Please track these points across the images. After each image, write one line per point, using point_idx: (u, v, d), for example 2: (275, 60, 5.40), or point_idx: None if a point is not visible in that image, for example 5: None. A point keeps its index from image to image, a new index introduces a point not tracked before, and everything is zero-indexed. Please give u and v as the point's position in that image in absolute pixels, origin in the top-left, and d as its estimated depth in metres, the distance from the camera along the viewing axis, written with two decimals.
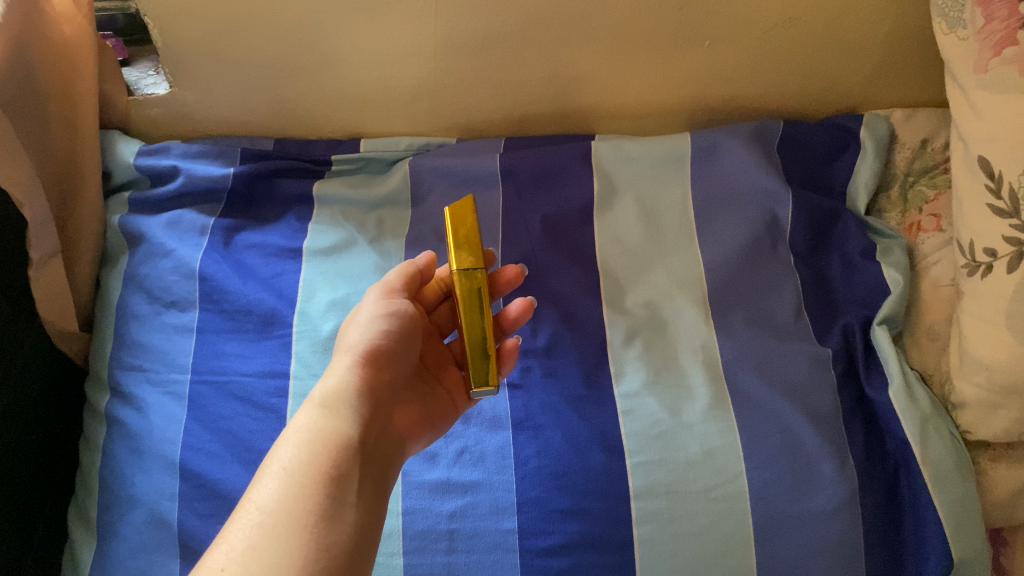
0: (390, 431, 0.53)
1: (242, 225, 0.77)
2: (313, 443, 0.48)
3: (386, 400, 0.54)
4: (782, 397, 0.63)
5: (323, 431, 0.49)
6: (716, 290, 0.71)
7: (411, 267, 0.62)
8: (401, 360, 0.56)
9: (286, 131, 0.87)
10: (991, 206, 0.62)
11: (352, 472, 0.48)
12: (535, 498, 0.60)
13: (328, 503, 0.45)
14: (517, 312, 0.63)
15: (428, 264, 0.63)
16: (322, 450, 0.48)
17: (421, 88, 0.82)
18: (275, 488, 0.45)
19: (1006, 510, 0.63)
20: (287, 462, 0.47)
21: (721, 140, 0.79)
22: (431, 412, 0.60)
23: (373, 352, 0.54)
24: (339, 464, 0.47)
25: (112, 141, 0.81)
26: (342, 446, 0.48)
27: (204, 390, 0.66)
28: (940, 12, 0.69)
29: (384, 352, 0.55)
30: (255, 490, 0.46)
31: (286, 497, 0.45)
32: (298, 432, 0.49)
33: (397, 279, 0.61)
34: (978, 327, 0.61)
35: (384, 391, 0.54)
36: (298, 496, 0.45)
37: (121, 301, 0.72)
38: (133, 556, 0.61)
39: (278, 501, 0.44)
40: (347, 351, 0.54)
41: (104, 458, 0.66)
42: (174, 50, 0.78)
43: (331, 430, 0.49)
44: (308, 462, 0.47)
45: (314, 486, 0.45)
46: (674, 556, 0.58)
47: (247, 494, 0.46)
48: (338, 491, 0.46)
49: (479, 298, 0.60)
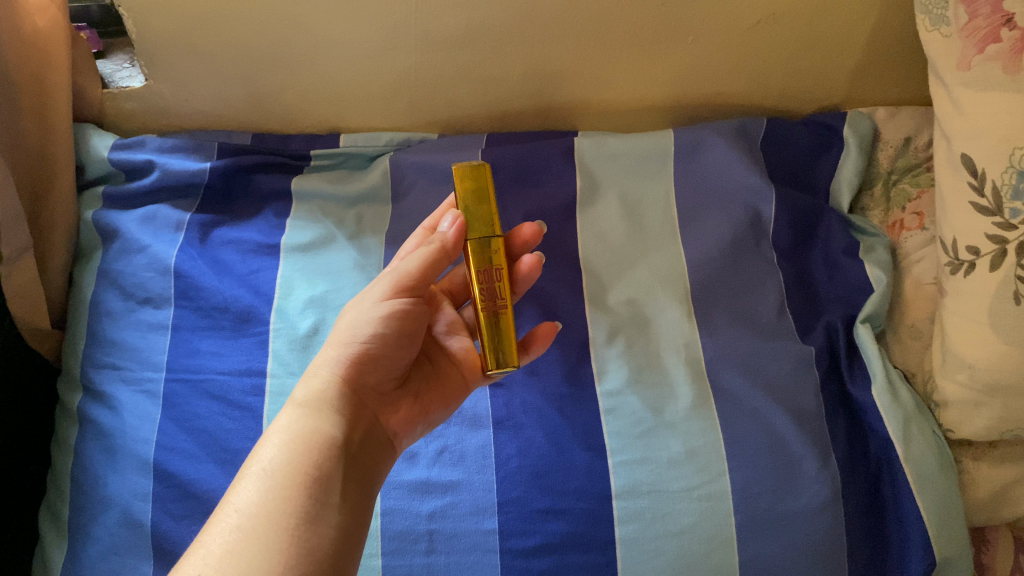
0: (379, 428, 0.53)
1: (219, 221, 0.75)
2: (295, 444, 0.47)
3: (372, 397, 0.54)
4: (766, 396, 0.62)
5: (305, 431, 0.48)
6: (700, 288, 0.70)
7: (438, 250, 0.54)
8: (392, 356, 0.54)
9: (265, 125, 0.86)
10: (974, 203, 0.62)
11: (335, 472, 0.47)
12: (516, 498, 0.59)
13: (310, 506, 0.44)
14: (528, 269, 0.59)
15: (458, 237, 0.55)
16: (304, 451, 0.47)
17: (402, 83, 0.81)
18: (254, 490, 0.44)
19: (988, 509, 0.63)
20: (267, 463, 0.46)
21: (705, 137, 0.78)
22: (428, 399, 0.58)
23: (363, 349, 0.53)
24: (321, 465, 0.47)
25: (86, 134, 0.80)
26: (323, 446, 0.48)
27: (178, 388, 0.64)
28: (923, 9, 0.68)
29: (373, 351, 0.53)
30: (235, 492, 0.45)
31: (265, 500, 0.44)
32: (279, 433, 0.48)
33: (412, 266, 0.55)
34: (961, 326, 0.61)
35: (371, 388, 0.54)
36: (278, 499, 0.44)
37: (94, 298, 0.70)
38: (105, 558, 0.60)
39: (257, 503, 0.44)
40: (334, 347, 0.53)
41: (76, 459, 0.64)
42: (149, 42, 0.76)
43: (313, 430, 0.48)
44: (289, 463, 0.46)
45: (294, 488, 0.45)
46: (657, 556, 0.57)
47: (225, 495, 0.45)
48: (321, 493, 0.45)
49: (497, 263, 0.55)
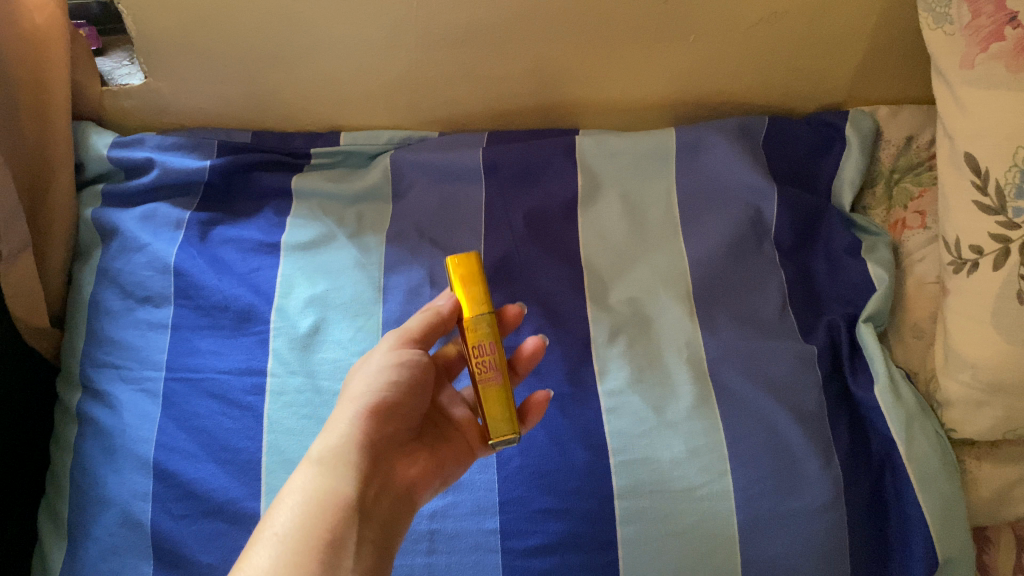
0: (395, 485, 0.52)
1: (219, 219, 0.75)
2: (308, 506, 0.47)
3: (386, 454, 0.53)
4: (768, 396, 0.62)
5: (320, 492, 0.47)
6: (702, 288, 0.70)
7: (434, 313, 0.55)
8: (404, 410, 0.54)
9: (264, 123, 0.86)
10: (978, 203, 0.62)
11: (349, 534, 0.46)
12: (517, 497, 0.59)
13: (324, 571, 0.44)
14: (529, 352, 0.59)
15: (454, 308, 0.55)
16: (319, 514, 0.46)
17: (402, 80, 0.81)
18: (268, 554, 0.44)
19: (991, 509, 0.63)
20: (280, 526, 0.46)
21: (707, 136, 0.78)
22: (441, 455, 0.57)
23: (377, 406, 0.52)
24: (336, 528, 0.46)
25: (85, 132, 0.79)
26: (338, 508, 0.47)
27: (178, 387, 0.64)
28: (926, 6, 0.68)
29: (387, 404, 0.53)
30: (250, 555, 0.44)
31: (279, 565, 0.43)
32: (294, 493, 0.48)
33: (417, 324, 0.55)
34: (963, 326, 0.61)
35: (385, 445, 0.53)
36: (291, 564, 0.43)
37: (93, 296, 0.70)
38: (105, 558, 0.59)
39: (270, 568, 0.43)
40: (348, 402, 0.52)
41: (76, 458, 0.64)
42: (149, 39, 0.76)
43: (327, 491, 0.48)
44: (303, 526, 0.46)
45: (306, 553, 0.44)
46: (658, 555, 0.57)
47: (239, 559, 0.45)
48: (334, 556, 0.45)
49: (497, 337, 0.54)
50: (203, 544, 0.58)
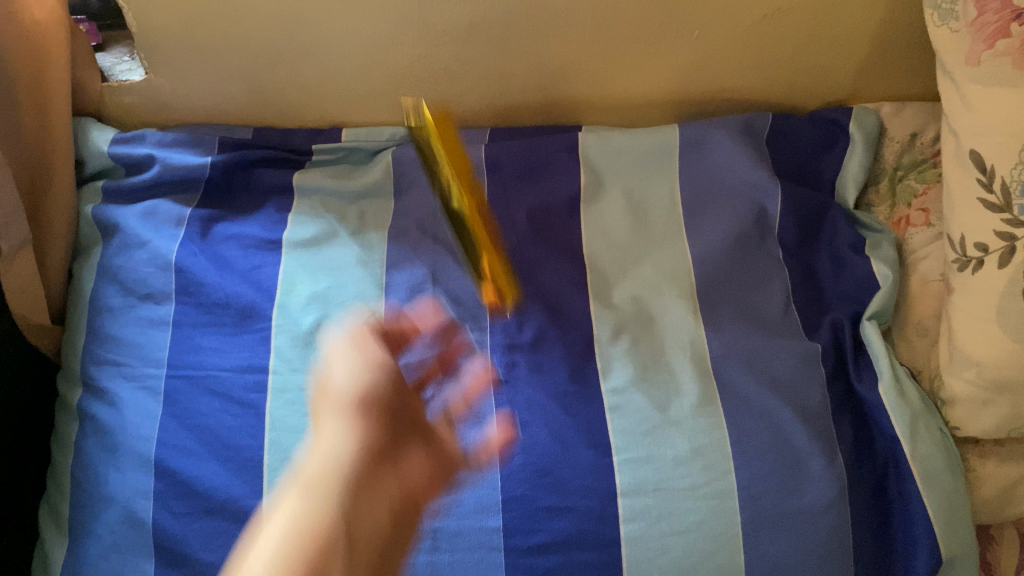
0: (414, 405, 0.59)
1: (223, 216, 0.75)
2: (339, 447, 0.53)
3: (395, 403, 0.58)
4: (772, 394, 0.62)
5: (342, 449, 0.53)
6: (705, 285, 0.70)
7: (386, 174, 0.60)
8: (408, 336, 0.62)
9: (266, 120, 0.85)
10: (983, 200, 0.61)
11: (371, 475, 0.53)
12: (521, 495, 0.59)
13: (344, 504, 0.50)
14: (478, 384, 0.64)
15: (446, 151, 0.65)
16: (343, 471, 0.52)
17: (404, 77, 0.80)
18: (299, 501, 0.49)
19: (994, 507, 0.63)
20: (303, 474, 0.51)
21: (710, 132, 0.77)
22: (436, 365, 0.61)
23: (369, 399, 0.56)
24: (360, 474, 0.52)
25: (85, 128, 0.79)
26: (356, 456, 0.53)
27: (180, 385, 0.64)
28: (931, 2, 0.68)
29: (387, 329, 0.61)
30: (282, 502, 0.51)
31: (302, 513, 0.48)
32: (329, 427, 0.55)
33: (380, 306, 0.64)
34: (968, 324, 0.61)
35: (387, 400, 0.57)
36: (310, 514, 0.48)
37: (94, 294, 0.69)
38: (106, 557, 0.59)
39: (299, 510, 0.49)
40: (340, 398, 0.57)
41: (76, 456, 0.64)
42: (150, 34, 0.76)
43: (345, 449, 0.53)
44: (322, 470, 0.51)
45: (325, 493, 0.49)
46: (662, 554, 0.57)
47: (268, 512, 0.50)
48: (357, 496, 0.51)
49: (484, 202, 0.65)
50: (205, 542, 0.58)
